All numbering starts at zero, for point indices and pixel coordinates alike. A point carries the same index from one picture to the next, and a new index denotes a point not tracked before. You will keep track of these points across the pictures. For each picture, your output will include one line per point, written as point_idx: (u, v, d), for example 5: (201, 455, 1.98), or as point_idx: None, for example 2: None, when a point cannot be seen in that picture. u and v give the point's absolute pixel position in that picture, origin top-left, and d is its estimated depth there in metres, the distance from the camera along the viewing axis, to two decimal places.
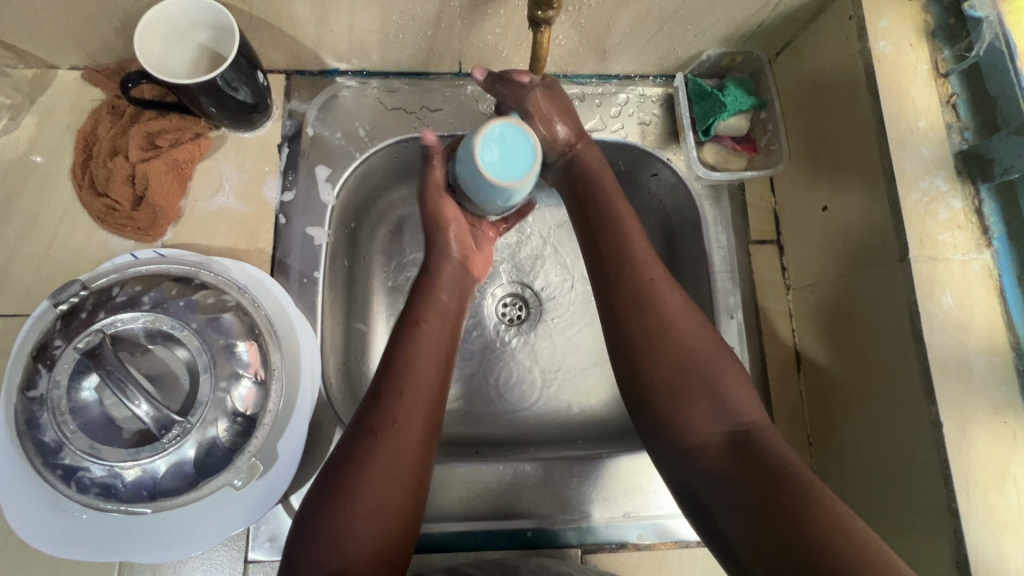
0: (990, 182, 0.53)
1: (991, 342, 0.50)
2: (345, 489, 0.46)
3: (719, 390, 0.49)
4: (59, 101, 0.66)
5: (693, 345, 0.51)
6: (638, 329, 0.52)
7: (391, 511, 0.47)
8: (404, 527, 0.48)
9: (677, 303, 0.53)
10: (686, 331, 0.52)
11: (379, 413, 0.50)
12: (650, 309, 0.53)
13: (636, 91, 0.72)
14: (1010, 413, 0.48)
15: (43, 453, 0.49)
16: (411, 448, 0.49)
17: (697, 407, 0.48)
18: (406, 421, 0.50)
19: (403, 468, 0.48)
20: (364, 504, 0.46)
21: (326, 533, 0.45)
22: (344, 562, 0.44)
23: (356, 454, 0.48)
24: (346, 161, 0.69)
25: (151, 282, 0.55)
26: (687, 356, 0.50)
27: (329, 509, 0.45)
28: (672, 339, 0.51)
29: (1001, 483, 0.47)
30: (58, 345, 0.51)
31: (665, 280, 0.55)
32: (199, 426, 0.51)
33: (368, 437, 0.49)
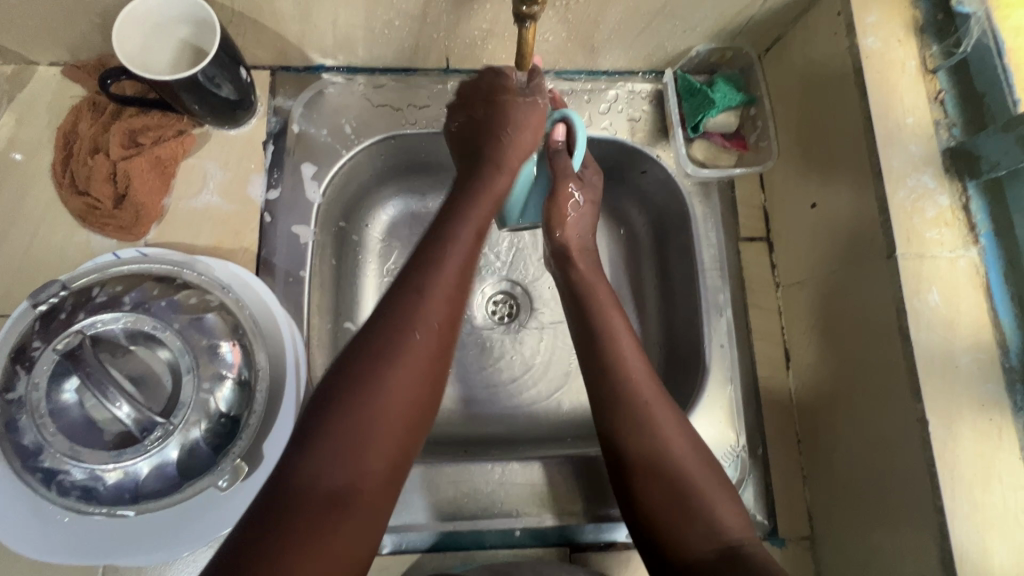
0: (978, 179, 0.52)
1: (977, 340, 0.50)
2: (356, 389, 0.40)
3: (710, 505, 0.47)
4: (38, 98, 0.65)
5: (681, 459, 0.49)
6: (629, 443, 0.50)
7: (402, 426, 0.41)
8: (422, 424, 0.42)
9: (666, 416, 0.51)
10: (674, 441, 0.50)
11: (406, 315, 0.43)
12: (642, 418, 0.51)
13: (625, 87, 0.72)
14: (996, 411, 0.48)
15: (22, 456, 0.48)
16: (433, 359, 0.43)
17: (687, 524, 0.47)
18: (436, 307, 0.44)
19: (429, 363, 0.42)
20: (379, 411, 0.40)
21: (342, 430, 0.39)
22: (356, 468, 0.39)
23: (380, 345, 0.41)
24: (332, 158, 0.68)
25: (132, 282, 0.54)
26: (677, 475, 0.49)
27: (346, 402, 0.39)
28: (661, 451, 0.50)
29: (986, 480, 0.47)
30: (37, 347, 0.50)
31: (653, 385, 0.53)
32: (182, 428, 0.50)
33: (390, 340, 0.42)
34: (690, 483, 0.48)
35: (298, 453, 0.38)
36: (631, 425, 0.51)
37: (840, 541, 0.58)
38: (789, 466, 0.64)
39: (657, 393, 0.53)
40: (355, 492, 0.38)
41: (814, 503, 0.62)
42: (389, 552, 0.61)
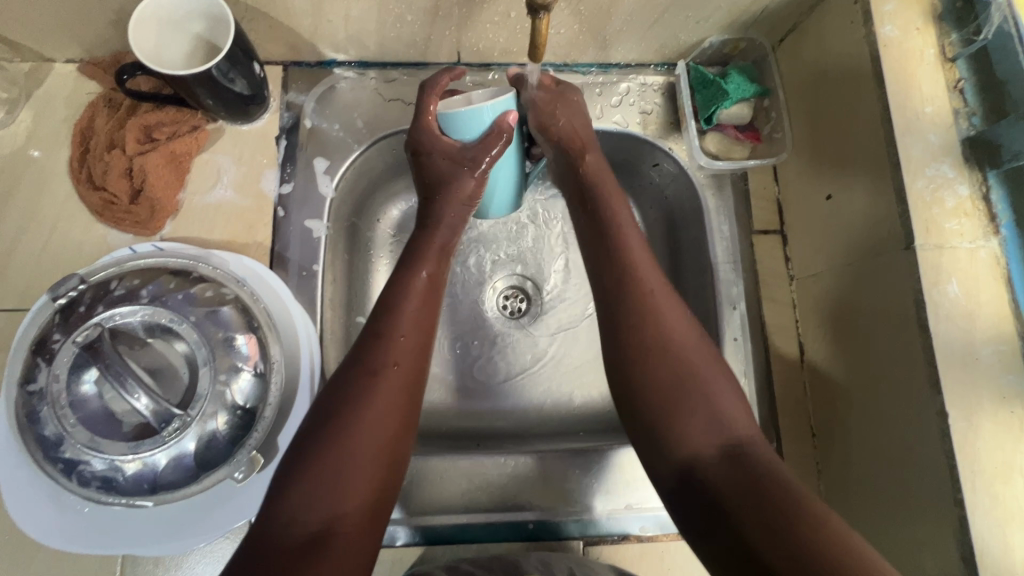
0: (998, 168, 0.52)
1: (998, 331, 0.49)
2: (334, 429, 0.45)
3: (715, 398, 0.48)
4: (55, 95, 0.66)
5: (688, 354, 0.50)
6: (637, 340, 0.51)
7: (378, 456, 0.46)
8: (395, 465, 0.47)
9: (674, 311, 0.52)
10: (682, 344, 0.50)
11: (374, 359, 0.49)
12: (648, 319, 0.51)
13: (637, 79, 0.71)
14: (1017, 403, 0.48)
15: (43, 446, 0.49)
16: (403, 394, 0.49)
17: (690, 422, 0.47)
18: (402, 366, 0.50)
19: (397, 412, 0.48)
20: (354, 454, 0.45)
21: (319, 473, 0.44)
22: (334, 507, 0.43)
23: (352, 395, 0.47)
24: (344, 152, 0.68)
25: (149, 275, 0.55)
26: (683, 369, 0.49)
27: (324, 445, 0.45)
28: (670, 341, 0.50)
29: (1007, 473, 0.46)
30: (57, 339, 0.51)
31: (661, 288, 0.53)
32: (199, 420, 0.51)
33: (363, 381, 0.48)
34: (698, 375, 0.49)
35: (285, 489, 0.44)
36: (637, 326, 0.51)
37: (856, 535, 0.58)
38: (804, 460, 0.63)
39: (665, 288, 0.53)
40: (335, 532, 0.43)
41: (829, 498, 0.61)
42: (402, 544, 0.61)
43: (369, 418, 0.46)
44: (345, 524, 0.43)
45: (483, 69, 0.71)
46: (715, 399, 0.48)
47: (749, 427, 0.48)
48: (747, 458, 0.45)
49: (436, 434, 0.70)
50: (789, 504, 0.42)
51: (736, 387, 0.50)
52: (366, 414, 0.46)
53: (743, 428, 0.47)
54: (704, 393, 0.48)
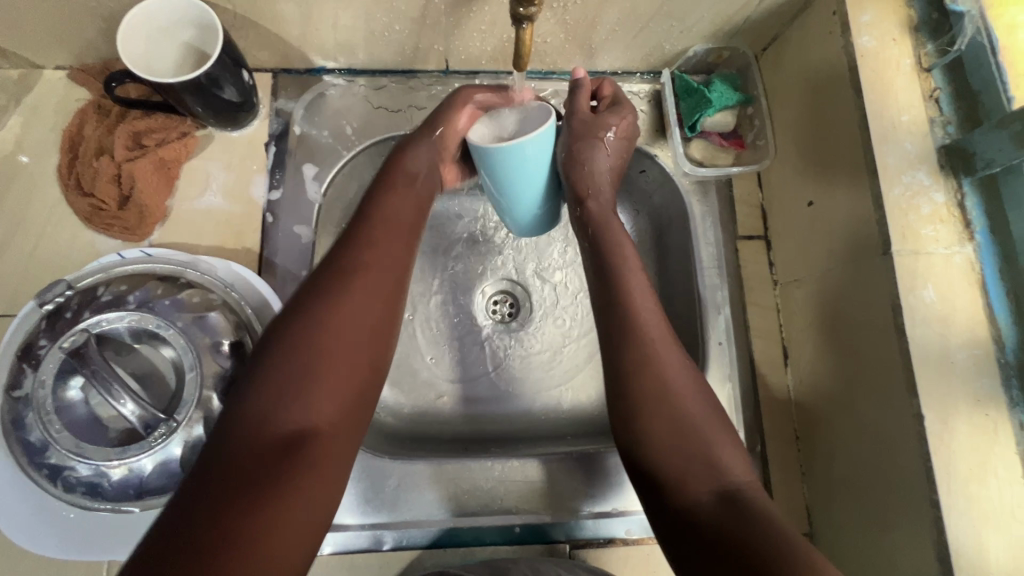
0: (972, 176, 0.53)
1: (973, 336, 0.50)
2: (285, 376, 0.43)
3: (709, 444, 0.48)
4: (45, 101, 0.66)
5: (683, 400, 0.50)
6: (638, 387, 0.51)
7: (338, 402, 0.44)
8: (365, 395, 0.46)
9: (673, 358, 0.52)
10: (682, 389, 0.51)
11: (353, 250, 0.50)
12: (645, 363, 0.51)
13: (623, 87, 0.72)
14: (992, 406, 0.49)
15: (28, 452, 0.49)
16: (377, 304, 0.48)
17: (689, 467, 0.47)
18: (386, 238, 0.52)
19: (378, 273, 0.50)
20: (324, 389, 0.44)
21: (288, 377, 0.43)
22: (304, 417, 0.42)
23: (321, 292, 0.47)
24: (333, 159, 0.69)
25: (136, 281, 0.55)
26: (678, 416, 0.49)
27: (298, 334, 0.45)
28: (665, 390, 0.50)
29: (982, 475, 0.47)
30: (44, 345, 0.51)
31: (663, 336, 0.53)
32: (185, 425, 0.51)
33: (320, 318, 0.46)
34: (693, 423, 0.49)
35: (257, 390, 0.43)
36: (639, 367, 0.51)
37: (837, 537, 0.58)
38: (788, 462, 0.64)
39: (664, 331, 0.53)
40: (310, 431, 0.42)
41: (812, 500, 0.62)
42: (389, 549, 0.61)
43: (322, 376, 0.44)
44: (319, 433, 0.42)
45: (471, 77, 0.72)
46: (710, 447, 0.48)
47: (741, 472, 0.48)
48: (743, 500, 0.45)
49: (424, 439, 0.70)
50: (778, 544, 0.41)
51: (732, 435, 0.50)
52: (321, 374, 0.44)
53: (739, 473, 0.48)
54: (700, 443, 0.48)
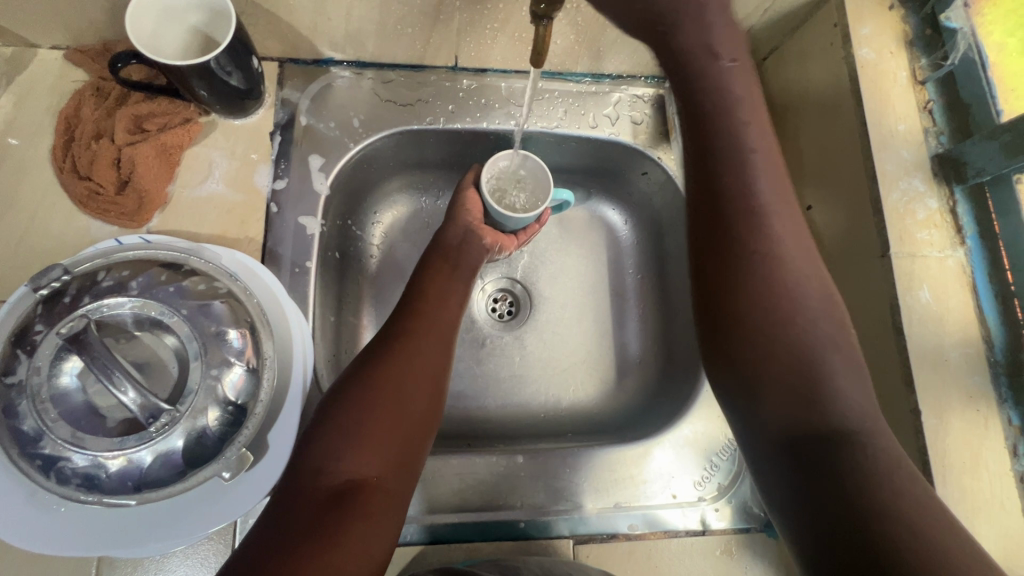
0: (964, 183, 0.55)
1: (965, 336, 0.52)
2: (374, 369, 0.51)
3: (836, 374, 0.43)
4: (38, 81, 0.64)
5: (808, 330, 0.45)
6: (751, 291, 0.46)
7: (421, 391, 0.52)
8: (414, 456, 0.49)
9: (805, 267, 0.47)
10: (801, 303, 0.46)
11: (396, 327, 0.56)
12: (767, 273, 0.46)
13: (628, 91, 0.74)
14: (982, 402, 0.51)
15: (20, 443, 0.47)
16: (425, 366, 0.53)
17: (796, 389, 0.44)
18: (422, 334, 0.56)
19: (421, 365, 0.53)
20: (373, 401, 0.49)
21: (339, 433, 0.47)
22: (357, 458, 0.46)
23: (370, 362, 0.52)
24: (340, 151, 0.68)
25: (139, 267, 0.53)
26: (800, 342, 0.45)
27: (348, 405, 0.49)
28: (787, 315, 0.45)
29: (973, 469, 0.49)
30: (40, 330, 0.49)
31: (785, 234, 0.47)
32: (189, 415, 0.50)
33: (372, 366, 0.52)
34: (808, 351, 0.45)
35: (314, 446, 0.47)
36: (760, 264, 0.46)
37: None
38: None
39: (794, 248, 0.48)
40: (363, 485, 0.45)
41: None
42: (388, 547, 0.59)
43: (399, 368, 0.52)
44: (370, 476, 0.46)
45: (479, 74, 0.72)
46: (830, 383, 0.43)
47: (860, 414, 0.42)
48: (856, 452, 0.40)
49: None
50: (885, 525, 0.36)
51: (855, 368, 0.44)
52: (404, 367, 0.52)
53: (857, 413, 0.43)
54: (820, 373, 0.43)
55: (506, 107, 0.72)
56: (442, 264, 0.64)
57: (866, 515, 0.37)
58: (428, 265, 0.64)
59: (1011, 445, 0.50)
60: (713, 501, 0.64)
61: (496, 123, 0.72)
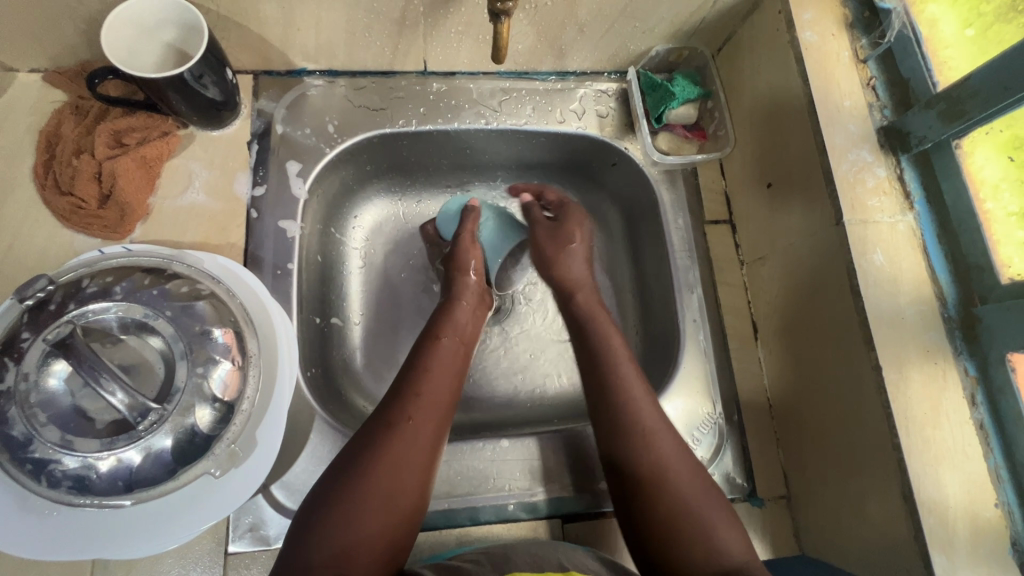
0: (908, 152, 0.58)
1: (920, 294, 0.55)
2: (373, 459, 0.51)
3: (712, 530, 0.52)
4: (18, 103, 0.66)
5: (682, 486, 0.54)
6: (620, 430, 0.58)
7: (414, 470, 0.52)
8: (402, 530, 0.51)
9: (665, 439, 0.57)
10: (637, 409, 0.58)
11: (397, 408, 0.55)
12: (648, 460, 0.56)
13: (592, 86, 0.78)
14: (939, 355, 0.53)
15: (9, 448, 0.48)
16: (421, 443, 0.54)
17: (636, 475, 0.55)
18: (422, 417, 0.55)
19: (419, 446, 0.53)
20: (368, 488, 0.50)
21: (332, 521, 0.48)
22: (348, 543, 0.47)
23: (368, 445, 0.52)
24: (316, 156, 0.70)
25: (122, 273, 0.55)
26: (656, 469, 0.55)
27: (345, 494, 0.49)
28: (672, 487, 0.54)
29: (935, 419, 0.52)
30: (26, 338, 0.50)
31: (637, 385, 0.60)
32: (177, 413, 0.51)
33: (371, 448, 0.52)
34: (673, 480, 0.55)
35: (310, 533, 0.47)
36: (609, 410, 0.59)
37: (813, 494, 0.62)
38: (763, 430, 0.68)
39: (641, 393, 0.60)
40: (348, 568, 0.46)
41: (787, 464, 0.66)
42: None
43: (394, 457, 0.52)
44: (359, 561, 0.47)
45: (448, 77, 0.75)
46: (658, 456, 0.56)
47: (744, 554, 0.51)
48: None
49: None
50: (723, 564, 0.50)
51: (729, 513, 0.54)
52: (400, 448, 0.52)
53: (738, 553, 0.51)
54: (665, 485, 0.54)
55: (475, 108, 0.75)
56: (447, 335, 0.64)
57: None
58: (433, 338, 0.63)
59: (969, 393, 0.53)
60: None
61: (466, 123, 0.74)
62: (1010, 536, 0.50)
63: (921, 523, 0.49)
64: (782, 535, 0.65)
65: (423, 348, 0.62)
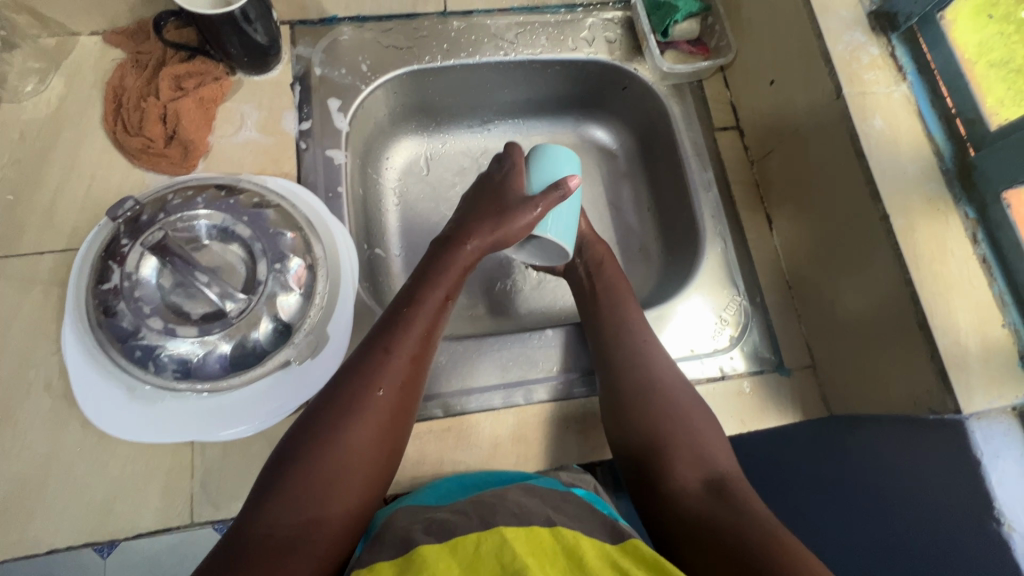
0: (898, 31, 0.64)
1: (919, 152, 0.60)
2: (347, 421, 0.50)
3: (701, 444, 0.58)
4: (84, 62, 0.73)
5: (680, 403, 0.61)
6: (618, 352, 0.65)
7: (385, 433, 0.52)
8: (371, 494, 0.50)
9: (663, 360, 0.64)
10: (637, 330, 0.66)
11: (373, 370, 0.53)
12: (648, 382, 0.62)
13: (600, 16, 0.84)
14: (941, 203, 0.59)
15: (121, 338, 0.54)
16: (395, 407, 0.53)
17: (634, 397, 0.61)
18: (399, 379, 0.54)
19: (394, 407, 0.53)
20: (337, 453, 0.49)
21: (298, 485, 0.47)
22: (314, 510, 0.46)
23: (340, 409, 0.51)
24: (354, 93, 0.77)
25: (199, 189, 0.61)
26: (653, 387, 0.62)
27: (311, 458, 0.48)
28: (673, 406, 0.60)
29: (942, 256, 0.57)
30: (125, 244, 0.56)
31: (638, 313, 0.68)
32: (260, 303, 0.57)
33: (343, 412, 0.51)
34: (670, 403, 0.61)
35: (269, 498, 0.46)
36: (614, 328, 0.67)
37: (836, 355, 0.68)
38: (786, 310, 0.74)
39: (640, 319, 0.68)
40: (310, 536, 0.46)
41: (811, 336, 0.72)
42: (442, 416, 0.65)
43: (367, 420, 0.51)
44: (323, 530, 0.46)
45: (466, 16, 0.82)
46: (653, 373, 0.63)
47: (728, 464, 0.57)
48: (731, 488, 0.53)
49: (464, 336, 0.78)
50: (708, 470, 0.56)
51: (715, 429, 0.60)
52: (372, 411, 0.51)
53: (723, 462, 0.57)
54: (663, 402, 0.61)
55: (494, 41, 0.81)
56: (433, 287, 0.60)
57: (721, 489, 0.53)
58: (418, 284, 0.60)
59: (971, 234, 0.58)
60: (727, 351, 0.71)
61: (486, 55, 0.80)
62: (1019, 352, 0.54)
63: (937, 345, 0.55)
64: (811, 401, 0.70)
65: (403, 300, 0.59)
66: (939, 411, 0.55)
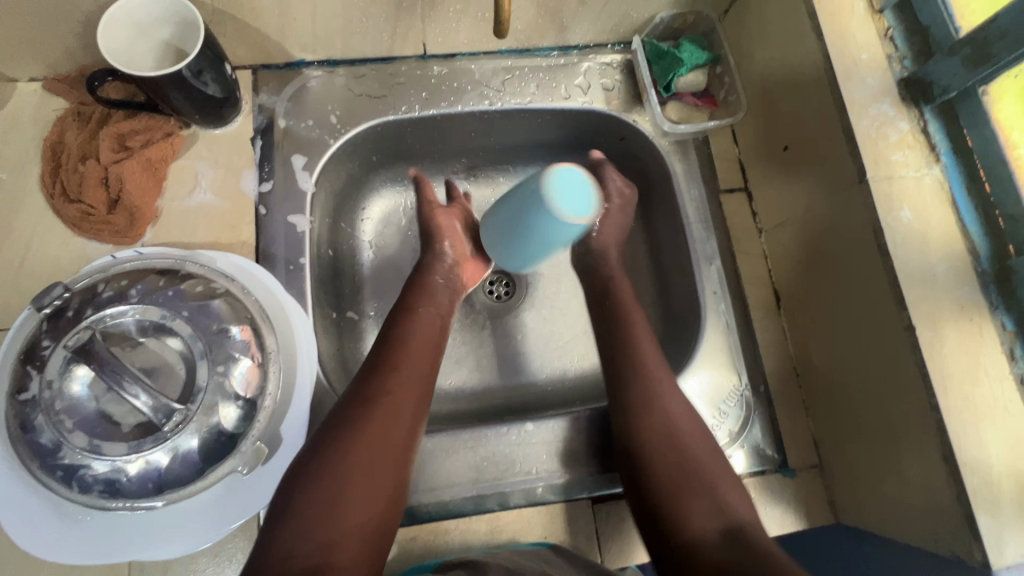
0: (931, 104, 0.56)
1: (951, 250, 0.53)
2: (352, 438, 0.49)
3: (719, 492, 0.52)
4: (20, 112, 0.66)
5: (698, 450, 0.55)
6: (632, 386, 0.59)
7: (396, 449, 0.51)
8: (385, 520, 0.48)
9: (676, 399, 0.58)
10: (652, 364, 0.60)
11: (373, 384, 0.54)
12: (662, 418, 0.57)
13: (597, 59, 0.75)
14: (974, 311, 0.51)
15: (39, 456, 0.48)
16: (400, 420, 0.52)
17: (649, 436, 0.56)
18: (401, 392, 0.54)
19: (400, 421, 0.52)
20: (346, 468, 0.48)
21: (312, 507, 0.45)
22: (327, 534, 0.44)
23: (347, 426, 0.50)
24: (321, 148, 0.69)
25: (137, 276, 0.54)
26: (669, 426, 0.56)
27: (320, 476, 0.47)
28: (691, 449, 0.55)
29: (973, 376, 0.50)
30: (47, 346, 0.50)
31: (651, 346, 0.62)
32: (200, 413, 0.51)
33: (348, 429, 0.50)
34: (687, 447, 0.55)
35: (283, 523, 0.45)
36: (630, 360, 0.61)
37: (846, 460, 0.62)
38: (791, 400, 0.68)
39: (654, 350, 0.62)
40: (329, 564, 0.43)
41: (819, 432, 0.66)
42: (408, 522, 0.60)
43: (372, 435, 0.50)
44: (339, 555, 0.44)
45: (449, 59, 0.74)
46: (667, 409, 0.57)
47: (751, 516, 0.51)
48: (755, 543, 0.47)
49: (440, 415, 0.72)
50: (726, 521, 0.49)
51: (733, 481, 0.53)
52: (381, 425, 0.51)
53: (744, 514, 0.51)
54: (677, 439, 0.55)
55: (478, 88, 0.73)
56: (420, 307, 0.63)
57: (742, 543, 0.47)
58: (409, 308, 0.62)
59: (1008, 349, 0.51)
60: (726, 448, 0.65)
61: (470, 105, 0.73)
62: None
63: (964, 483, 0.48)
64: (815, 505, 0.64)
65: (398, 323, 0.61)
66: (963, 556, 0.48)
